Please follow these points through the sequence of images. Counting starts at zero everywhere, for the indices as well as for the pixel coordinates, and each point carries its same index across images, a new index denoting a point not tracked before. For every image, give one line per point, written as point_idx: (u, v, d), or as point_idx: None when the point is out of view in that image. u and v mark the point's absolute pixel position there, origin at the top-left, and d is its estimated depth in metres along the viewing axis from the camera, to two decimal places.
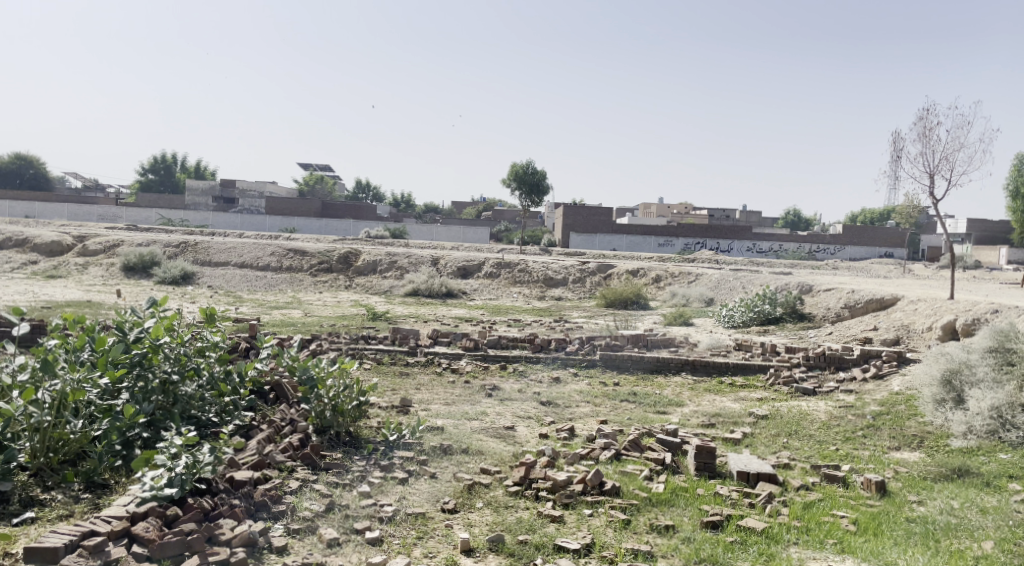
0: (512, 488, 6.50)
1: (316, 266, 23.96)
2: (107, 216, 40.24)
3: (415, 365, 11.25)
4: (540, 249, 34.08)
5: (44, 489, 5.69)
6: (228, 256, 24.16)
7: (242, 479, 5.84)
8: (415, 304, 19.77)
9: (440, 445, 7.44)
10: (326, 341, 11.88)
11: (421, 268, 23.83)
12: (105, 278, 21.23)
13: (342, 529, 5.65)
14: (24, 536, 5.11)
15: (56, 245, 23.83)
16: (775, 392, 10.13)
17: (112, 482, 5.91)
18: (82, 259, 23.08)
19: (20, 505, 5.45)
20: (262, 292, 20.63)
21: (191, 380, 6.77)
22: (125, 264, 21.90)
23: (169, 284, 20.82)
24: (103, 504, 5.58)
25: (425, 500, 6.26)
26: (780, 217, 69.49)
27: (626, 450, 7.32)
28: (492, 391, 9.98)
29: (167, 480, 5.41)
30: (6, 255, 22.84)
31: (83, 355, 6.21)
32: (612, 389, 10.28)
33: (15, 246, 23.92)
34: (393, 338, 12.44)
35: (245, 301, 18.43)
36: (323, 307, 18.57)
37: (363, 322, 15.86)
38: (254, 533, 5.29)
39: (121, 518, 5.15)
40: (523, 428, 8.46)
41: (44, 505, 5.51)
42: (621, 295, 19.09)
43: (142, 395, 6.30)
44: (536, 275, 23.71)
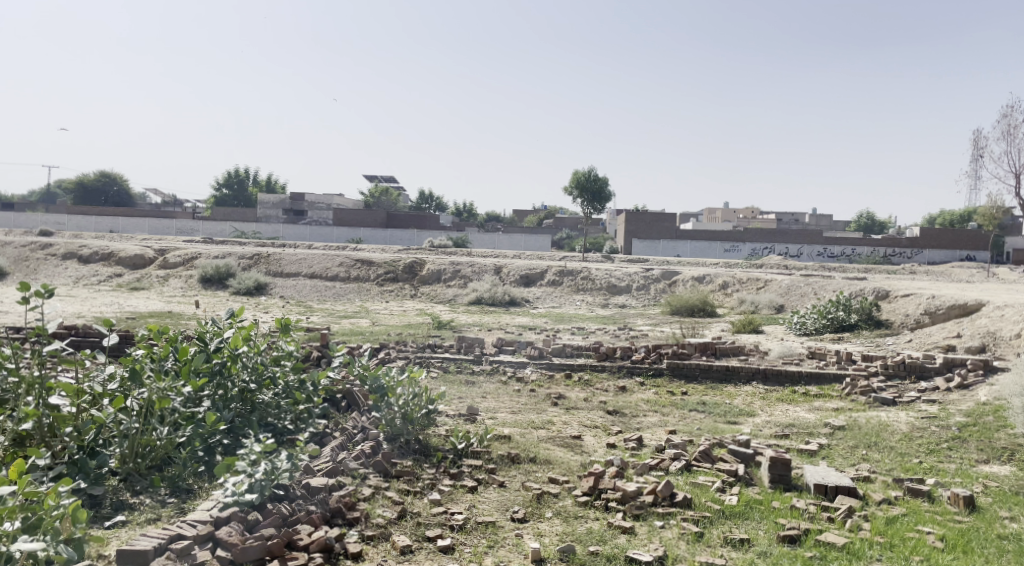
0: (582, 498, 6.48)
1: (382, 276, 24.33)
2: (185, 231, 41.75)
3: (480, 373, 11.33)
4: (603, 256, 33.96)
5: (134, 494, 5.87)
6: (299, 267, 24.74)
7: (318, 485, 5.97)
8: (479, 313, 19.92)
9: (508, 454, 7.47)
10: (394, 350, 12.04)
11: (484, 277, 23.99)
12: (184, 290, 22.02)
13: (415, 537, 5.74)
14: (116, 538, 5.28)
15: (139, 258, 24.75)
16: (852, 402, 9.84)
17: (195, 487, 6.06)
18: (163, 271, 23.96)
19: (111, 509, 5.64)
20: (331, 302, 21.07)
21: (267, 389, 7.03)
22: (203, 276, 22.68)
23: (243, 294, 21.46)
24: (188, 508, 5.75)
25: (494, 509, 6.30)
26: (853, 220, 67.59)
27: (697, 461, 7.22)
28: (557, 400, 9.98)
29: (248, 485, 5.55)
30: (94, 270, 23.94)
31: (168, 364, 6.50)
32: (680, 398, 10.16)
33: (101, 260, 25.00)
34: (459, 346, 12.53)
35: (315, 311, 18.85)
36: (389, 316, 18.82)
37: (428, 331, 16.04)
38: (331, 539, 5.39)
39: (205, 523, 5.31)
40: (590, 438, 8.42)
41: (134, 509, 5.70)
42: (688, 302, 18.83)
43: (222, 402, 6.59)
44: (599, 282, 23.58)
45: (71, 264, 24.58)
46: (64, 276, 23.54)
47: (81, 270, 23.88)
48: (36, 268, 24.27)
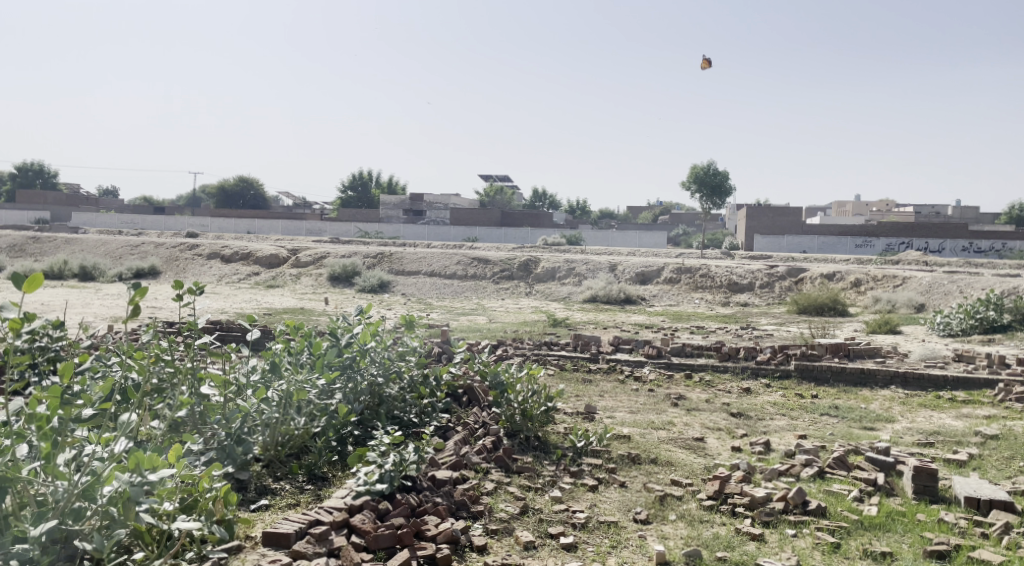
0: (707, 502, 6.33)
1: (498, 274, 24.57)
2: (314, 231, 43.68)
3: (598, 372, 11.25)
4: (723, 252, 33.07)
5: (275, 479, 6.22)
6: (418, 266, 25.38)
7: (444, 478, 6.11)
8: (595, 310, 19.81)
9: (628, 454, 7.39)
10: (511, 347, 12.14)
11: (600, 275, 23.84)
12: (313, 288, 23.03)
13: (537, 533, 5.76)
14: (260, 521, 5.56)
15: (273, 257, 26.06)
16: (1005, 409, 9.14)
17: (330, 476, 6.38)
18: (294, 270, 25.14)
19: (256, 493, 5.98)
20: (450, 300, 21.50)
21: (393, 382, 7.26)
22: (330, 274, 23.66)
23: (367, 292, 22.23)
24: (324, 496, 6.03)
25: (616, 509, 6.24)
26: (1002, 213, 62.79)
27: (831, 468, 6.90)
28: (678, 401, 9.77)
29: (379, 475, 5.75)
30: (233, 269, 25.43)
31: (303, 358, 6.75)
32: (809, 401, 9.74)
33: (239, 259, 26.50)
34: (575, 345, 12.48)
35: (435, 308, 19.28)
36: (506, 313, 18.99)
37: (544, 328, 16.08)
38: (457, 531, 5.49)
39: (340, 510, 5.50)
40: (714, 440, 8.20)
41: (275, 493, 6.03)
42: (816, 301, 18.04)
43: (353, 395, 6.84)
44: (720, 279, 22.94)
45: (213, 263, 26.19)
46: (207, 275, 25.15)
47: (222, 269, 25.45)
48: (182, 267, 26.02)
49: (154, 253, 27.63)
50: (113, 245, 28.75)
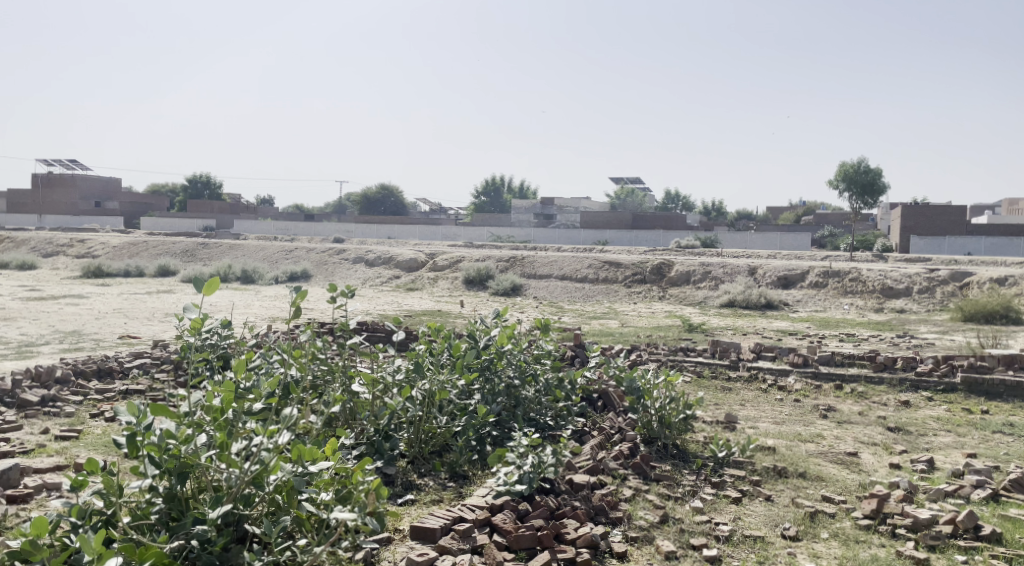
0: (864, 521, 5.94)
1: (631, 278, 24.23)
2: (449, 235, 44.66)
3: (738, 380, 10.84)
4: (874, 255, 31.16)
5: (419, 475, 6.34)
6: (550, 269, 25.45)
7: (582, 482, 6.05)
8: (734, 315, 19.16)
9: (774, 467, 7.06)
10: (647, 352, 11.91)
11: (738, 279, 23.05)
12: (449, 291, 23.59)
13: (679, 543, 5.59)
14: (408, 514, 5.70)
15: (412, 262, 26.89)
16: None
17: (471, 474, 6.45)
18: (431, 274, 25.82)
19: (402, 487, 6.11)
20: (582, 303, 21.43)
21: (530, 385, 7.29)
22: (465, 278, 24.17)
23: (501, 295, 22.54)
24: (466, 493, 6.10)
25: (762, 523, 5.96)
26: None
27: (1006, 491, 6.33)
28: (827, 412, 9.26)
29: (518, 476, 5.77)
30: (375, 272, 26.46)
31: (444, 359, 6.92)
32: (978, 418, 8.98)
33: (379, 263, 27.52)
34: (714, 351, 12.08)
35: (567, 312, 19.27)
36: (639, 317, 18.70)
37: (680, 334, 15.70)
38: (597, 536, 5.40)
39: (482, 508, 5.54)
40: (869, 456, 7.70)
41: (420, 489, 6.14)
42: (983, 308, 16.66)
43: (491, 396, 6.94)
44: (872, 284, 21.63)
45: (357, 266, 27.36)
46: (351, 279, 26.31)
47: (366, 273, 26.55)
48: (330, 271, 27.35)
49: (305, 257, 29.22)
50: (269, 249, 30.65)
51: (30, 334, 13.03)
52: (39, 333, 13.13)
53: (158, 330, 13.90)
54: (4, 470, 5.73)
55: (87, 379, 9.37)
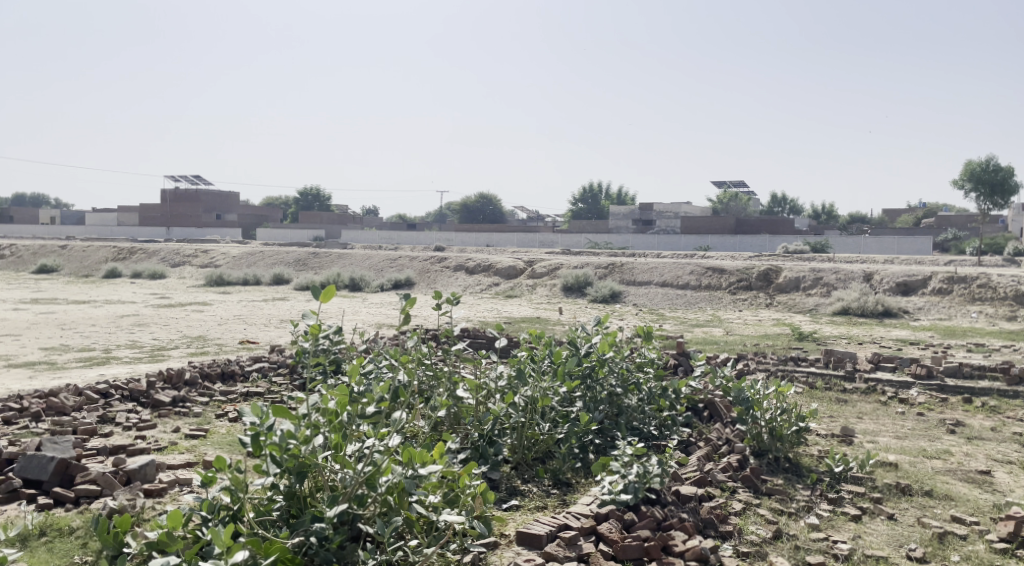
0: (1000, 545, 5.55)
1: (736, 284, 23.60)
2: (547, 242, 44.66)
3: (854, 392, 10.36)
4: (1003, 259, 29.19)
5: (523, 481, 6.36)
6: (650, 276, 25.09)
7: (689, 494, 5.91)
8: (847, 324, 18.32)
9: (897, 484, 6.68)
10: (755, 362, 11.55)
11: (852, 285, 22.06)
12: (549, 298, 23.61)
13: (794, 560, 5.37)
14: (513, 520, 5.70)
15: (511, 269, 27.05)
16: None
17: (574, 482, 6.40)
18: (531, 281, 25.89)
19: (507, 493, 6.13)
20: (684, 310, 21.01)
21: (633, 394, 7.19)
22: (564, 285, 24.15)
23: (600, 302, 22.40)
24: (570, 501, 6.06)
25: (885, 543, 5.66)
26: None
27: None
28: (955, 427, 8.71)
29: (623, 486, 5.67)
30: (475, 280, 26.77)
31: (545, 366, 6.91)
32: None
33: (480, 270, 27.82)
34: (827, 361, 11.58)
35: (668, 319, 18.94)
36: (745, 325, 18.17)
37: (789, 342, 15.15)
38: (706, 549, 5.24)
39: (587, 517, 5.47)
40: (1003, 475, 7.19)
41: (525, 495, 6.14)
42: None
43: (593, 403, 6.89)
44: (1002, 290, 20.25)
45: (459, 274, 27.77)
46: (453, 286, 26.73)
47: (467, 280, 26.91)
48: (433, 279, 27.88)
49: (409, 265, 29.91)
50: (376, 258, 31.54)
51: (160, 338, 13.87)
52: (168, 337, 13.95)
53: (274, 335, 14.52)
54: (142, 465, 6.09)
55: (212, 381, 9.87)
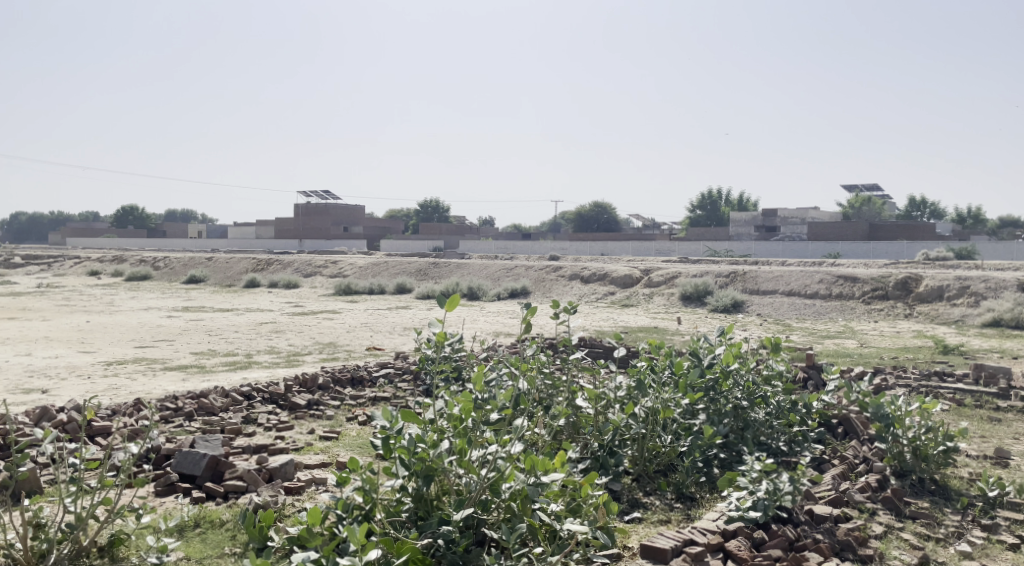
0: None
1: (870, 294, 22.43)
2: (664, 250, 43.93)
3: (1009, 411, 9.61)
4: None
5: (645, 494, 6.29)
6: (775, 284, 24.26)
7: (824, 514, 5.67)
8: (998, 336, 17.03)
9: None
10: (893, 376, 10.93)
11: (1005, 294, 20.48)
12: (667, 307, 23.22)
13: None
14: (636, 532, 5.64)
15: (629, 278, 26.77)
16: None
17: (698, 497, 6.28)
18: (649, 289, 25.54)
19: (628, 505, 6.08)
20: (813, 321, 20.17)
21: (760, 407, 6.97)
22: (683, 294, 23.72)
23: (721, 311, 21.86)
24: (695, 516, 5.93)
25: None
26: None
27: None
28: None
29: (752, 503, 5.49)
30: (592, 289, 26.69)
31: (666, 376, 6.78)
32: None
33: (597, 279, 27.65)
34: (976, 377, 10.82)
35: (796, 330, 18.22)
36: (881, 337, 17.20)
37: (932, 356, 14.24)
38: None
39: (714, 533, 5.33)
40: None
41: (647, 508, 6.07)
42: None
43: (717, 416, 6.73)
44: None
45: (575, 283, 27.75)
46: (569, 295, 26.74)
47: (583, 289, 26.86)
48: (550, 287, 27.99)
49: (526, 274, 30.14)
50: (494, 267, 31.97)
51: (294, 344, 14.60)
52: (301, 344, 14.68)
53: (398, 343, 14.98)
54: (283, 464, 6.44)
55: (343, 386, 10.29)
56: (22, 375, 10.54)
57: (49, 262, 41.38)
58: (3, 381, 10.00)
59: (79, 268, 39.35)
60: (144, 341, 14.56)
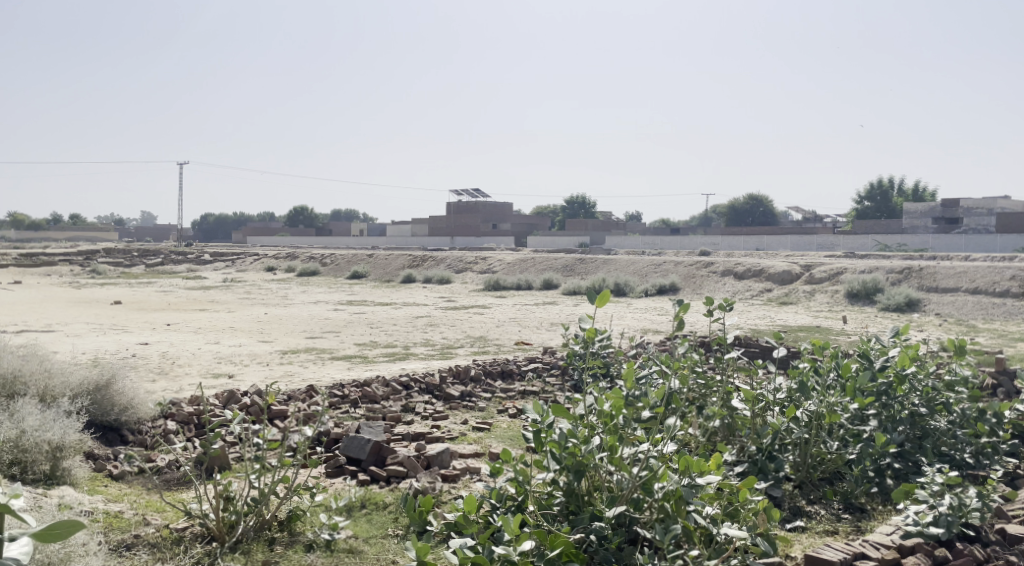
0: None
1: None
2: (827, 245, 41.70)
3: None
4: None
5: (808, 502, 6.04)
6: (957, 282, 22.39)
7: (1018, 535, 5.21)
8: None
9: None
10: None
11: None
12: (831, 305, 22.05)
13: None
14: (799, 542, 5.42)
15: (787, 274, 25.61)
16: None
17: (869, 508, 5.95)
18: (810, 286, 24.36)
19: (791, 513, 5.86)
20: (1002, 322, 18.46)
21: (941, 415, 6.51)
22: (849, 291, 22.44)
23: (893, 310, 20.45)
24: (865, 528, 5.63)
25: None
26: None
27: None
28: None
29: (933, 517, 5.14)
30: (748, 286, 25.79)
31: (832, 379, 6.45)
32: None
33: (753, 275, 26.68)
34: None
35: (982, 332, 16.74)
36: None
37: None
38: None
39: (889, 548, 5.03)
40: None
41: (811, 517, 5.82)
42: None
43: (891, 424, 6.33)
44: None
45: (728, 279, 26.93)
46: (722, 291, 26.00)
47: (736, 286, 26.02)
48: (701, 284, 27.35)
49: (675, 270, 29.55)
50: (642, 263, 31.57)
51: (448, 337, 15.09)
52: (454, 337, 15.15)
53: (547, 338, 15.12)
54: (440, 452, 6.69)
55: (494, 379, 10.55)
56: (211, 361, 11.55)
57: (231, 259, 44.99)
58: (195, 366, 11.01)
59: (257, 265, 42.51)
60: (313, 332, 15.55)
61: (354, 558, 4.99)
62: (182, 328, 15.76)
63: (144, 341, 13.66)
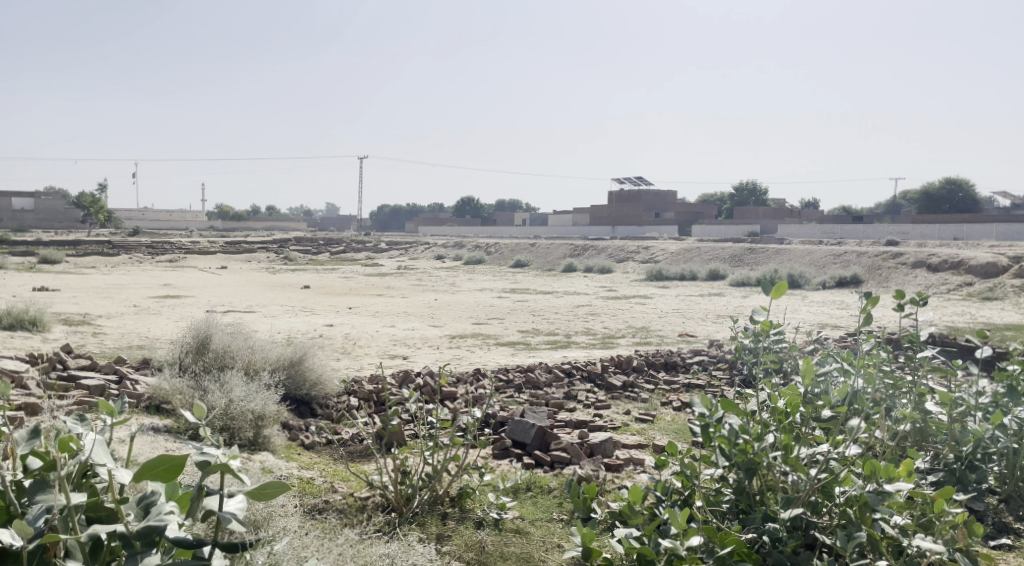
0: None
1: None
2: None
3: None
4: None
5: (1017, 519, 5.51)
6: None
7: None
8: None
9: None
10: None
11: None
12: None
13: None
14: (1005, 561, 4.95)
15: (990, 267, 23.34)
16: None
17: None
18: (1018, 280, 22.08)
19: (995, 529, 5.37)
20: None
21: None
22: None
23: None
24: None
25: None
26: None
27: None
28: None
29: None
30: (942, 279, 23.80)
31: None
32: None
33: (950, 268, 24.56)
34: None
35: None
36: None
37: None
38: None
39: None
40: None
41: (1019, 535, 5.30)
42: None
43: None
44: None
45: (918, 272, 24.98)
46: (912, 285, 24.15)
47: (929, 280, 24.08)
48: (886, 277, 25.58)
49: (857, 261, 27.77)
50: (818, 254, 29.96)
51: (611, 327, 15.05)
52: (617, 326, 15.09)
53: (715, 330, 14.73)
54: (603, 441, 6.70)
55: (658, 370, 10.42)
56: (388, 343, 12.20)
57: (404, 247, 47.17)
58: (373, 347, 11.65)
59: (427, 253, 44.26)
60: (480, 318, 16.01)
61: (521, 538, 5.09)
62: (361, 311, 16.74)
63: (329, 322, 14.63)
